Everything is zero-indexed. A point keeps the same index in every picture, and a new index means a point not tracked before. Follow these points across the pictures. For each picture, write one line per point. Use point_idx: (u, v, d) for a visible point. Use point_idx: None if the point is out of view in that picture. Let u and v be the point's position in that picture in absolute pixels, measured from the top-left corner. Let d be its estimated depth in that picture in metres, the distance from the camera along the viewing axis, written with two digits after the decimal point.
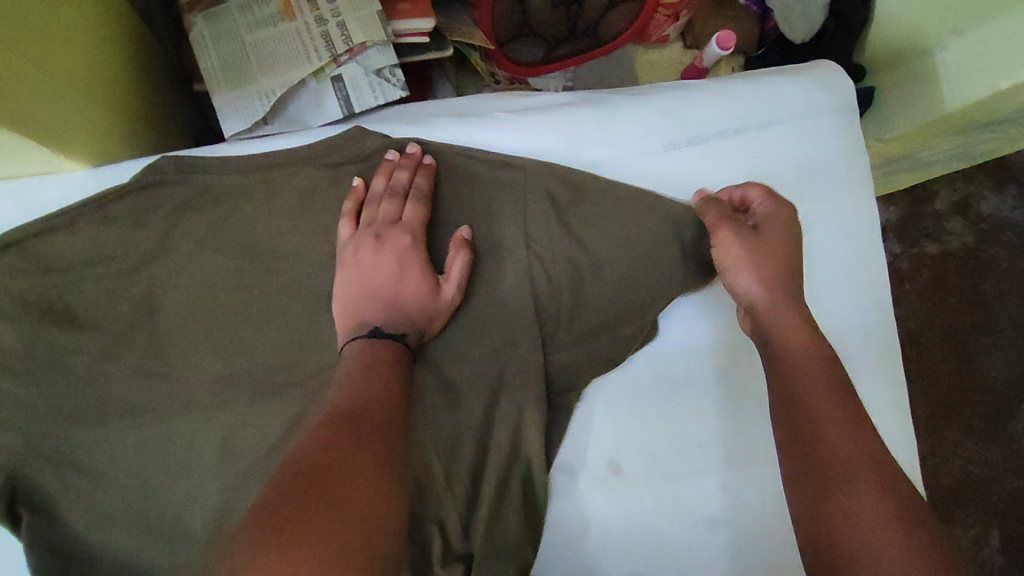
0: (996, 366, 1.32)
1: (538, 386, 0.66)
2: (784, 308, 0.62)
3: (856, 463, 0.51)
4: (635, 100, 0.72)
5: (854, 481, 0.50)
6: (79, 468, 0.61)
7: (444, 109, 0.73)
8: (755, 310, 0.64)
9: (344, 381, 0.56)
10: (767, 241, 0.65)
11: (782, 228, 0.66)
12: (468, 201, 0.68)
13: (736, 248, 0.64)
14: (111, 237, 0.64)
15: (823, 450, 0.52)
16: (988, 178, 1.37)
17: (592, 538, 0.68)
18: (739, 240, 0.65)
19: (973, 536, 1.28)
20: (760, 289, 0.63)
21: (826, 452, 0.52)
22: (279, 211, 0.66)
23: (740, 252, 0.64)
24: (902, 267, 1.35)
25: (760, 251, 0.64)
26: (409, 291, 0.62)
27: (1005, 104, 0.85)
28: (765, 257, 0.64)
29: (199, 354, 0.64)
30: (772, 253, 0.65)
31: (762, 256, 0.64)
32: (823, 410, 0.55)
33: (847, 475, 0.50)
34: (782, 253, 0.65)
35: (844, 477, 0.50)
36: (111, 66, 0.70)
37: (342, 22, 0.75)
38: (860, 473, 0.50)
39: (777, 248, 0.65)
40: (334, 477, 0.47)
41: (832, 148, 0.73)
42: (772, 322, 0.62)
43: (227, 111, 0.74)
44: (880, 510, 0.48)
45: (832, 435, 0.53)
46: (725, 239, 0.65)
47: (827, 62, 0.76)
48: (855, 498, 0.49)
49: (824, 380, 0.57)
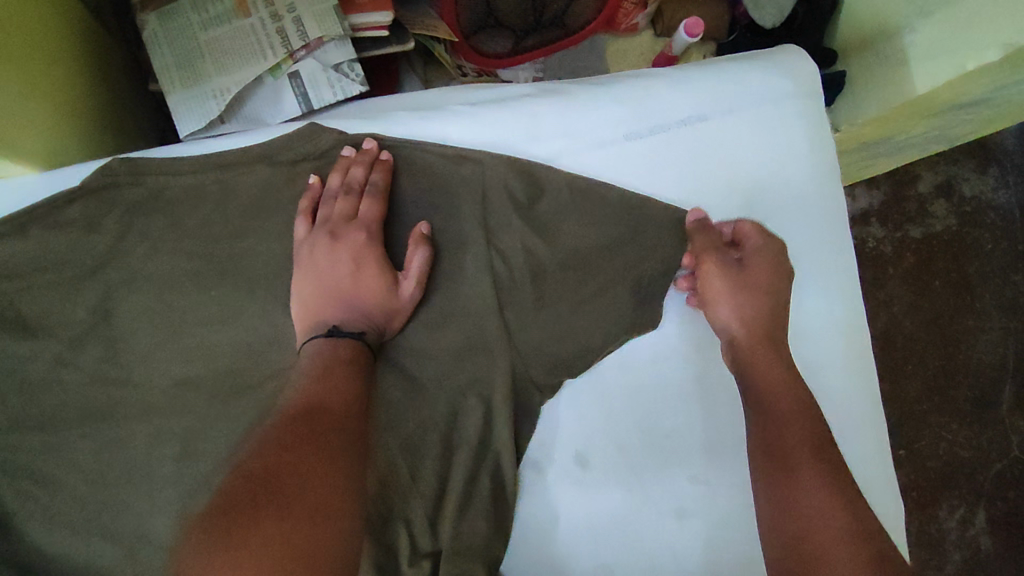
0: (980, 348, 1.32)
1: (504, 382, 0.66)
2: (762, 351, 0.65)
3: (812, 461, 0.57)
4: (596, 89, 0.71)
5: (806, 477, 0.57)
6: (38, 476, 0.61)
7: (403, 104, 0.72)
8: (733, 343, 0.66)
9: (300, 382, 0.55)
10: (756, 277, 0.67)
11: (767, 263, 0.67)
12: (427, 196, 0.67)
13: (719, 283, 0.66)
14: (63, 241, 0.63)
15: (786, 447, 0.59)
16: (970, 160, 1.36)
17: (564, 534, 0.67)
18: (721, 274, 0.66)
19: (958, 518, 1.29)
20: (738, 325, 0.65)
21: (789, 446, 0.59)
22: (234, 211, 0.65)
23: (726, 288, 0.66)
24: (885, 251, 1.33)
25: (743, 289, 0.66)
26: (368, 290, 0.62)
27: (977, 84, 0.84)
28: (748, 292, 0.66)
29: (158, 358, 0.63)
30: (754, 293, 0.66)
31: (746, 293, 0.66)
32: (789, 412, 0.61)
33: (804, 472, 0.57)
34: (766, 292, 0.67)
35: (802, 472, 0.57)
36: (63, 66, 0.69)
37: (297, 17, 0.73)
38: (813, 470, 0.57)
39: (763, 284, 0.67)
40: (286, 478, 0.46)
41: (797, 134, 0.73)
42: (751, 365, 0.64)
43: (183, 112, 0.73)
44: (824, 499, 0.55)
45: (796, 434, 0.59)
46: (708, 272, 0.67)
47: (791, 46, 0.75)
48: (804, 492, 0.56)
49: (787, 391, 0.62)
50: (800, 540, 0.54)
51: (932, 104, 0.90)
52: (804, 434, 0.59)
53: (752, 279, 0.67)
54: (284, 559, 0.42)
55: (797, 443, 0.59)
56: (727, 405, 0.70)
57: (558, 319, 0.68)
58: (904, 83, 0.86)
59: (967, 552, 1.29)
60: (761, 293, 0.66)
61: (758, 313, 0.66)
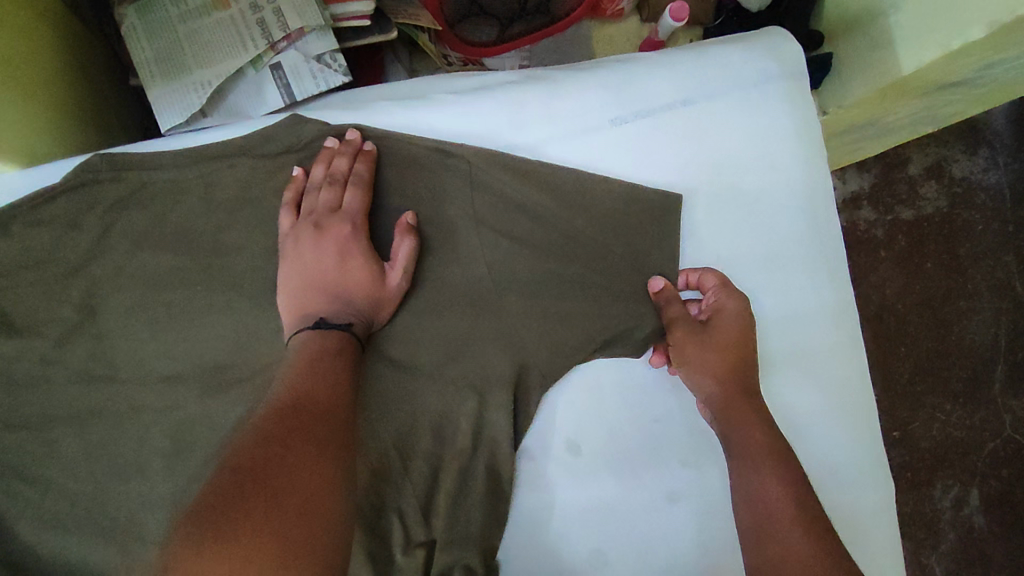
0: (972, 328, 1.33)
1: (495, 371, 0.66)
2: (738, 400, 0.63)
3: (772, 459, 0.59)
4: (580, 75, 0.70)
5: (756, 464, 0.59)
6: (27, 476, 0.61)
7: (385, 94, 0.72)
8: (714, 406, 0.64)
9: (287, 374, 0.55)
10: (724, 331, 0.65)
11: (735, 322, 0.66)
12: (413, 186, 0.67)
13: (691, 347, 0.65)
14: (45, 240, 0.62)
15: (746, 448, 0.61)
16: (960, 141, 1.36)
17: (559, 521, 0.67)
18: (692, 338, 0.65)
19: (952, 497, 1.30)
20: (714, 386, 0.64)
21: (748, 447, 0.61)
22: (218, 205, 0.65)
23: (697, 351, 0.65)
24: (876, 234, 1.34)
25: (714, 348, 0.64)
26: (354, 281, 0.61)
27: (964, 62, 0.84)
28: (720, 361, 0.64)
29: (145, 355, 0.63)
30: (725, 347, 0.65)
31: (716, 352, 0.65)
32: (745, 411, 0.63)
33: (764, 471, 0.59)
34: (736, 345, 0.65)
35: (762, 471, 0.59)
36: (42, 62, 0.68)
37: (277, 8, 0.73)
38: (772, 467, 0.59)
39: (732, 342, 0.65)
40: (275, 472, 0.46)
41: (782, 115, 0.72)
42: (733, 420, 0.63)
43: (165, 107, 0.73)
44: (775, 489, 0.57)
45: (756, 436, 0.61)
46: (680, 338, 0.65)
47: (775, 28, 0.75)
48: (757, 480, 0.59)
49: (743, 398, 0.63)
50: (767, 537, 0.55)
51: (921, 84, 0.90)
52: (760, 435, 0.61)
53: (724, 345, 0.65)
54: (274, 553, 0.42)
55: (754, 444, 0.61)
56: None
57: (549, 307, 0.67)
58: (890, 64, 0.86)
59: (962, 530, 1.30)
60: (734, 361, 0.65)
61: (728, 374, 0.64)
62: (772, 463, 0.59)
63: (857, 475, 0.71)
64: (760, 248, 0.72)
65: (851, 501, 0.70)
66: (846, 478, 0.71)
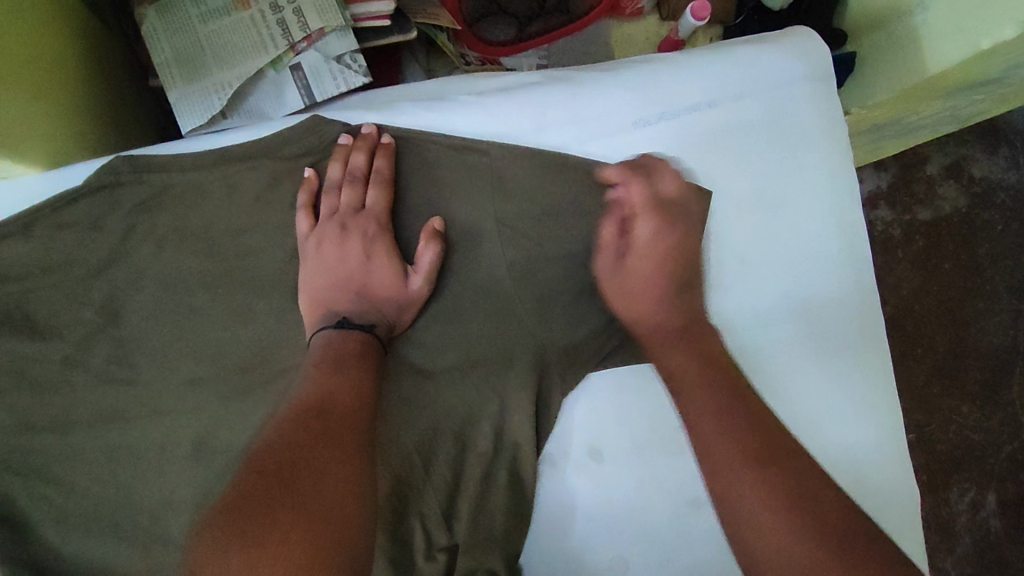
0: (992, 330, 1.31)
1: (516, 374, 0.65)
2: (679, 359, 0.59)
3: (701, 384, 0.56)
4: (603, 76, 0.69)
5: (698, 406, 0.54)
6: (50, 477, 0.61)
7: (407, 95, 0.71)
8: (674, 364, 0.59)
9: (309, 377, 0.54)
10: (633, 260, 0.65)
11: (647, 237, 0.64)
12: (436, 187, 0.66)
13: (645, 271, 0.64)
14: (67, 242, 0.62)
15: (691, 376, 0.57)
16: (980, 140, 1.34)
17: (580, 528, 0.67)
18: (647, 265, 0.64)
19: (970, 501, 1.29)
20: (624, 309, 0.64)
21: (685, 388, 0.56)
22: (239, 207, 0.64)
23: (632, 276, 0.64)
24: (894, 234, 1.32)
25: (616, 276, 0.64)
26: (377, 282, 0.62)
27: (991, 62, 0.82)
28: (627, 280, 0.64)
29: (167, 357, 0.63)
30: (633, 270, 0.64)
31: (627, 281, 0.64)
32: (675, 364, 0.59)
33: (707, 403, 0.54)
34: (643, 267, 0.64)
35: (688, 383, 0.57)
36: (63, 63, 0.68)
37: (296, 8, 0.72)
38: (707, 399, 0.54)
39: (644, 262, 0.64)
40: (299, 474, 0.46)
41: (807, 117, 0.71)
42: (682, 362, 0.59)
43: (184, 108, 0.72)
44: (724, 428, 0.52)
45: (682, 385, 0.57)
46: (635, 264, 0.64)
47: (801, 28, 0.73)
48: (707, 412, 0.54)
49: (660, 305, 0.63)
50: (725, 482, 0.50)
51: (944, 85, 0.88)
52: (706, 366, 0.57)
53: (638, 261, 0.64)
54: (297, 558, 0.41)
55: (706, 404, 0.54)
56: None
57: (570, 310, 0.67)
58: (915, 64, 0.84)
59: (979, 534, 1.28)
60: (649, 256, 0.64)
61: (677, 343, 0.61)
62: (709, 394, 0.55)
63: (884, 483, 0.70)
64: (784, 251, 0.71)
65: (878, 509, 0.69)
66: (870, 487, 0.69)
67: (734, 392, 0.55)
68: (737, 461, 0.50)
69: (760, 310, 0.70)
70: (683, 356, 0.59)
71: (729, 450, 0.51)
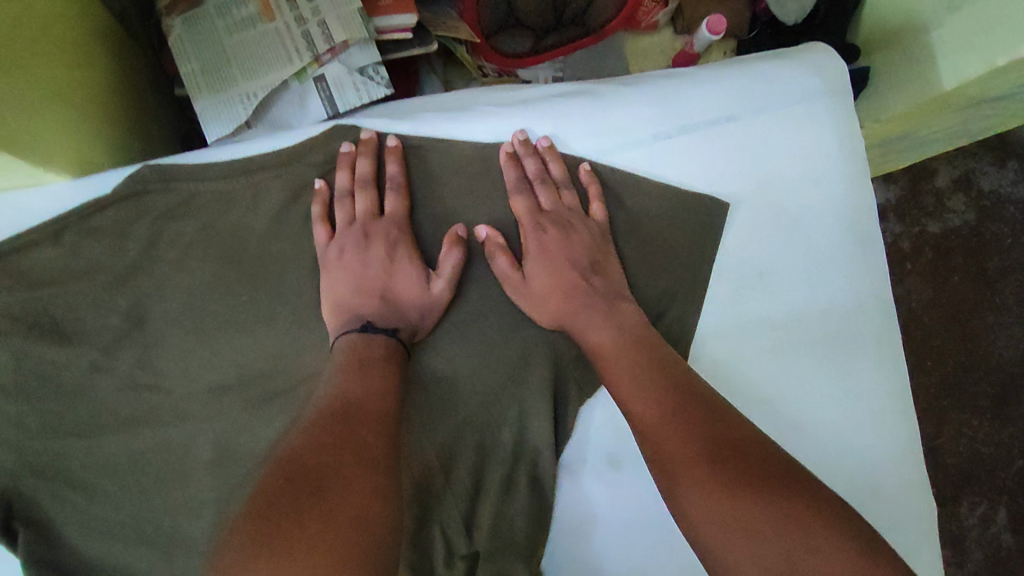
0: (1002, 343, 1.31)
1: (534, 382, 0.66)
2: (622, 353, 0.62)
3: (650, 384, 0.59)
4: (624, 89, 0.70)
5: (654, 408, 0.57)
6: (74, 482, 0.62)
7: (429, 105, 0.71)
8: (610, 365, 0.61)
9: (334, 381, 0.55)
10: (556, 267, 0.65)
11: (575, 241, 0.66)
12: (457, 196, 0.67)
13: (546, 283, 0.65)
14: (94, 248, 0.63)
15: (637, 375, 0.60)
16: (989, 153, 1.34)
17: (599, 536, 0.67)
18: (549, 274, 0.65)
19: (981, 515, 1.28)
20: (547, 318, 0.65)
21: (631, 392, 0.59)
22: (262, 215, 0.65)
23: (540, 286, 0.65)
24: (903, 246, 1.32)
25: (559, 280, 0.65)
26: (402, 289, 0.63)
27: (1004, 78, 0.82)
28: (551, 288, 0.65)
29: (190, 363, 0.64)
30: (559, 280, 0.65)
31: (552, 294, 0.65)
32: (628, 359, 0.61)
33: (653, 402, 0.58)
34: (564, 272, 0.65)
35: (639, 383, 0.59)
36: (91, 73, 0.69)
37: (322, 21, 0.73)
38: (648, 401, 0.58)
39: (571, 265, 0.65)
40: (327, 481, 0.47)
41: (824, 132, 0.72)
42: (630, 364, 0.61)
43: (210, 117, 0.74)
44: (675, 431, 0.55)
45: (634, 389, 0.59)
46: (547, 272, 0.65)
47: (819, 44, 0.74)
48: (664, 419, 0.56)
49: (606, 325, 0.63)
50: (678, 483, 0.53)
51: (957, 100, 0.89)
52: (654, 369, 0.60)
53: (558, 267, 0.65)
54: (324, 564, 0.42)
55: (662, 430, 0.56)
56: (757, 406, 0.69)
57: None
58: (929, 80, 0.85)
59: (990, 548, 1.28)
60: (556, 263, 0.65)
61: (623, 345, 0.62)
62: (652, 396, 0.58)
63: (902, 495, 0.69)
64: (801, 264, 0.71)
65: (896, 522, 0.69)
66: (891, 498, 0.69)
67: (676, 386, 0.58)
68: (682, 459, 0.53)
69: (777, 323, 0.70)
70: (632, 353, 0.61)
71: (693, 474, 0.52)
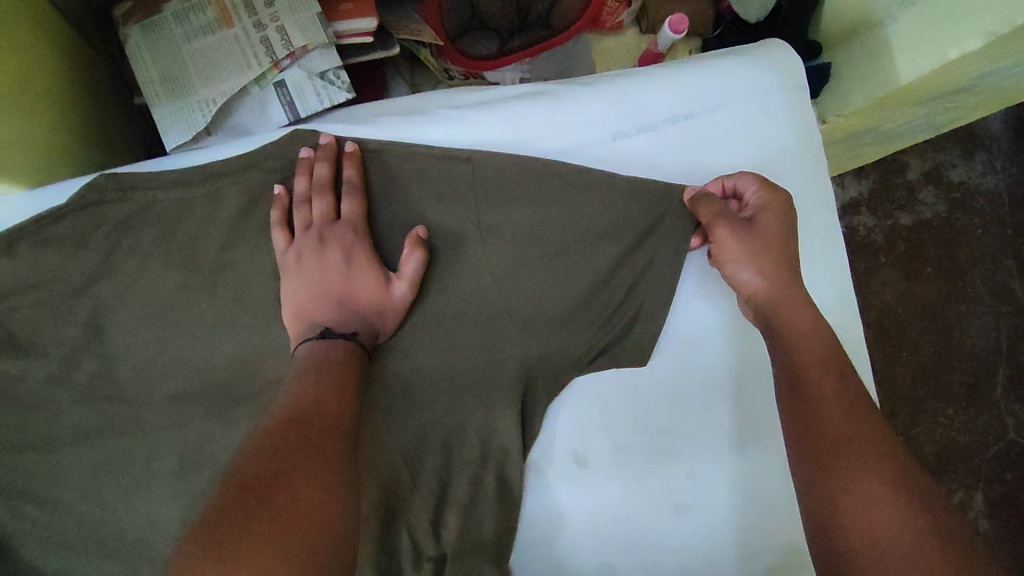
0: (974, 332, 1.33)
1: (502, 383, 0.66)
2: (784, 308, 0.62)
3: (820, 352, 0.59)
4: (583, 89, 0.70)
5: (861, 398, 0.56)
6: (38, 494, 0.62)
7: (391, 109, 0.71)
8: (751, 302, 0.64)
9: (292, 386, 0.55)
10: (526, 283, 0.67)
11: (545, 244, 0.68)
12: (419, 199, 0.67)
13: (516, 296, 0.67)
14: (51, 259, 0.62)
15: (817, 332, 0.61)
16: (957, 145, 1.36)
17: (569, 534, 0.67)
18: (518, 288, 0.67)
19: (957, 502, 1.30)
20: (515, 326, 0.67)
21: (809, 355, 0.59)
22: (222, 222, 0.64)
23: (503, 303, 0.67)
24: (877, 239, 1.34)
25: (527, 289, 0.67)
26: (362, 291, 0.62)
27: (958, 72, 0.84)
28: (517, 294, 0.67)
29: (152, 372, 0.63)
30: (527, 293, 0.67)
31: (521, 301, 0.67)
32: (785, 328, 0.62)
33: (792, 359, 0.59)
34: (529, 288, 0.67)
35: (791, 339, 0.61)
36: (48, 82, 0.68)
37: (281, 26, 0.73)
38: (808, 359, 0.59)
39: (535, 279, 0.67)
40: (276, 486, 0.45)
41: (781, 127, 0.73)
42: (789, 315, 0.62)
43: (169, 124, 0.73)
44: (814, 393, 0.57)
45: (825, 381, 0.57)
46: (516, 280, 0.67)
47: (775, 40, 0.75)
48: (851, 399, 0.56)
49: (791, 300, 0.64)
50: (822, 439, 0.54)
51: (916, 94, 0.90)
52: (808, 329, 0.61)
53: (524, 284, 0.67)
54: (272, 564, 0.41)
55: (856, 440, 0.53)
56: (723, 398, 0.70)
57: (553, 318, 0.68)
58: (887, 74, 0.86)
59: None
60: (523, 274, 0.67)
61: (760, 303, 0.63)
62: (804, 357, 0.59)
63: None
64: None
65: None
66: None
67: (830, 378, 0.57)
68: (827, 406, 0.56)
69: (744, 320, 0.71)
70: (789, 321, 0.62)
71: (859, 479, 0.51)
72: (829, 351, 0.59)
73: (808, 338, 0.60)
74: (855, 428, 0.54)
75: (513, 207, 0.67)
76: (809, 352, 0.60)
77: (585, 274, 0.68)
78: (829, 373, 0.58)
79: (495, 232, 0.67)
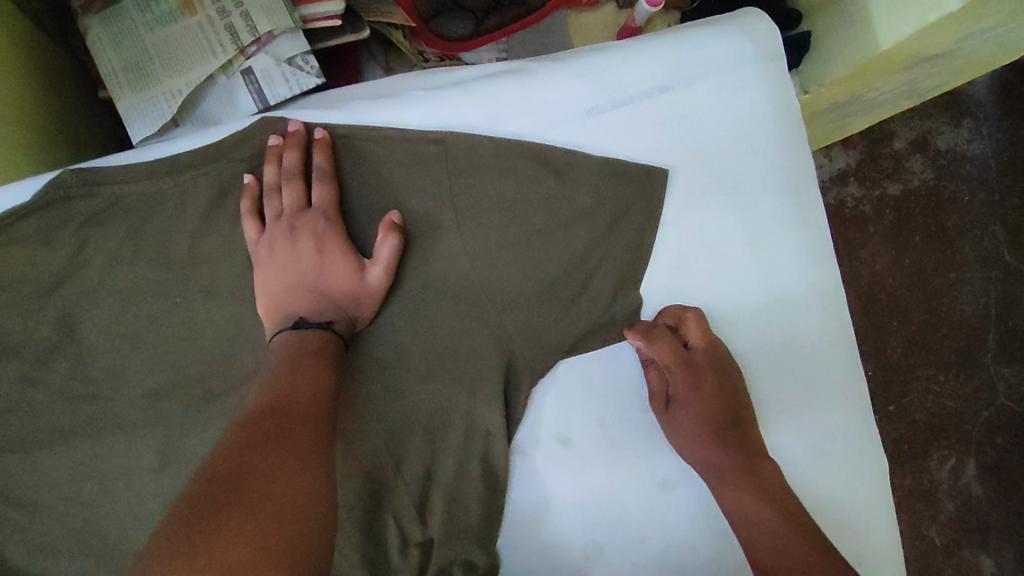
0: (963, 299, 1.33)
1: (484, 368, 0.66)
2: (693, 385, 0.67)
3: (721, 409, 0.67)
4: (556, 65, 0.69)
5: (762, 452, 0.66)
6: (18, 495, 0.62)
7: (361, 92, 0.69)
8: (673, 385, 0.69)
9: (268, 378, 0.54)
10: (504, 266, 0.67)
11: (522, 226, 0.67)
12: (393, 185, 0.66)
13: (494, 280, 0.66)
14: (16, 259, 0.61)
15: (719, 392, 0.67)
16: (943, 113, 1.35)
17: (557, 515, 0.67)
18: (495, 272, 0.66)
19: (949, 468, 1.31)
20: (495, 310, 0.66)
21: (715, 412, 0.67)
22: (190, 215, 0.63)
23: (481, 288, 0.66)
24: (864, 210, 1.33)
25: (505, 273, 0.67)
26: (335, 280, 0.61)
27: (939, 37, 0.83)
28: (495, 277, 0.66)
29: (128, 370, 0.63)
30: (506, 277, 0.66)
31: (501, 284, 0.66)
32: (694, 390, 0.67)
33: (701, 422, 0.66)
34: (507, 273, 0.67)
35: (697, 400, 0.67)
36: (6, 78, 0.67)
37: (245, 12, 0.71)
38: (710, 416, 0.66)
39: (514, 262, 0.67)
40: (248, 476, 0.45)
41: (759, 98, 0.71)
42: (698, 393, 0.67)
43: (135, 117, 0.72)
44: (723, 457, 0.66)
45: (727, 438, 0.66)
46: (494, 261, 0.66)
47: (751, 9, 0.73)
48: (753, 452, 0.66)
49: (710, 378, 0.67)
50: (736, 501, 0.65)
51: (898, 60, 0.89)
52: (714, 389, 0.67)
53: (501, 266, 0.66)
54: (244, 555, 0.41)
55: (756, 494, 0.64)
56: None
57: (535, 302, 0.67)
58: (868, 40, 0.85)
59: (960, 499, 1.31)
60: (500, 259, 0.66)
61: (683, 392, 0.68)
62: (708, 416, 0.66)
63: (849, 451, 0.70)
64: (742, 233, 0.71)
65: (845, 480, 0.70)
66: (840, 456, 0.70)
67: (737, 434, 0.67)
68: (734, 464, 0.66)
69: (726, 295, 0.70)
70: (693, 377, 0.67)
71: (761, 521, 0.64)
72: (731, 400, 0.67)
73: (716, 403, 0.66)
74: (753, 488, 0.65)
75: (487, 188, 0.66)
76: (713, 412, 0.67)
77: (565, 254, 0.68)
78: (730, 431, 0.66)
79: (472, 215, 0.66)
